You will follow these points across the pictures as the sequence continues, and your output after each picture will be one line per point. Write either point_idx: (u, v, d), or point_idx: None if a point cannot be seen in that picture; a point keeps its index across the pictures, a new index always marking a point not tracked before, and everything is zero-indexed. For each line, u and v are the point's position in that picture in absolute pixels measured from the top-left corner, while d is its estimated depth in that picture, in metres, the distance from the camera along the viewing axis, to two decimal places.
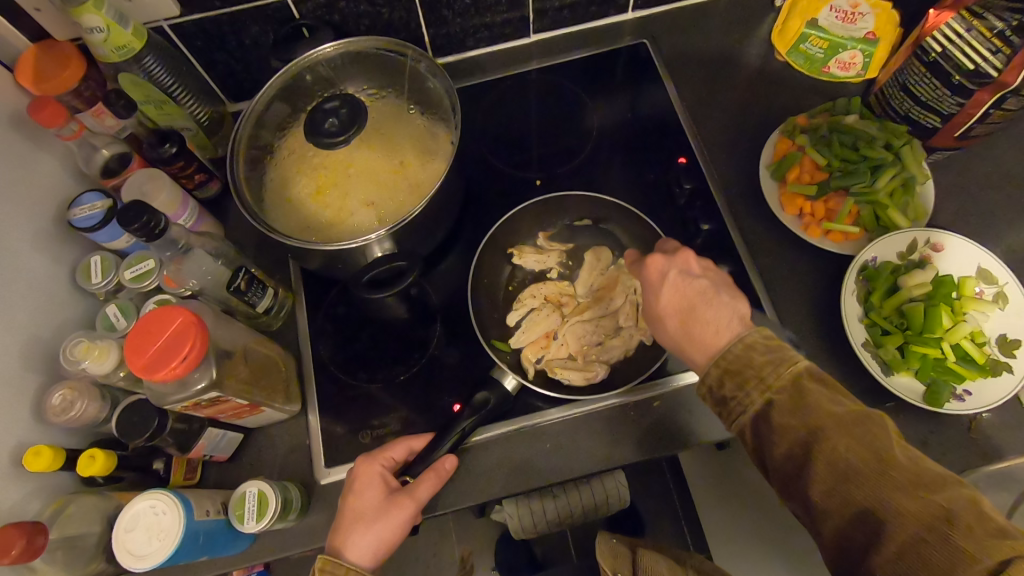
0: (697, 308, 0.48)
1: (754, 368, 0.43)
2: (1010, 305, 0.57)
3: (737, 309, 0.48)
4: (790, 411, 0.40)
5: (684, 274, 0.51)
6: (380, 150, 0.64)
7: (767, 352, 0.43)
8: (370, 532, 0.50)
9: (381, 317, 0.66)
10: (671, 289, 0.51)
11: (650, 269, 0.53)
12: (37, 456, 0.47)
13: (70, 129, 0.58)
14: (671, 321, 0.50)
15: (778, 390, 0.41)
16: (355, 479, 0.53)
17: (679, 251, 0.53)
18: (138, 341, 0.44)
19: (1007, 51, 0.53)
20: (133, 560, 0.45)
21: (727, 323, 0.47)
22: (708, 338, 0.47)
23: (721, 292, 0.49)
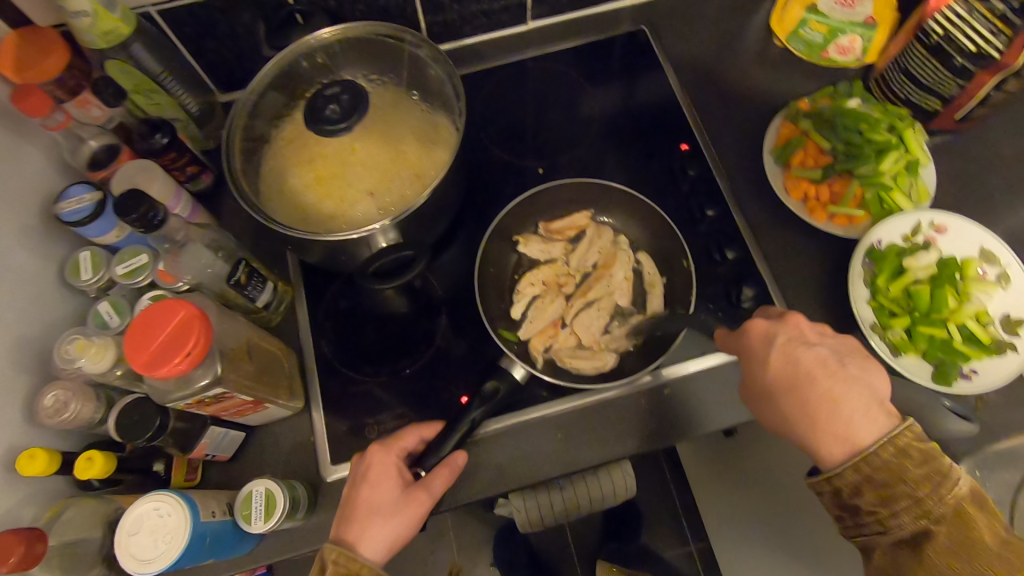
0: (821, 386, 0.44)
1: (907, 481, 0.40)
2: (1012, 285, 0.58)
3: (872, 390, 0.44)
4: (949, 547, 0.39)
5: (801, 341, 0.47)
6: (380, 137, 0.62)
7: (921, 461, 0.40)
8: (387, 528, 0.48)
9: (385, 310, 0.65)
10: (783, 357, 0.46)
11: (757, 334, 0.49)
12: (31, 460, 0.45)
13: (56, 119, 0.55)
14: (787, 397, 0.46)
15: (939, 519, 0.40)
16: (372, 470, 0.51)
17: (790, 316, 0.49)
18: (139, 337, 0.42)
19: (1008, 33, 0.54)
20: (138, 565, 0.43)
21: (865, 408, 0.42)
22: (839, 424, 0.42)
23: (847, 365, 0.45)
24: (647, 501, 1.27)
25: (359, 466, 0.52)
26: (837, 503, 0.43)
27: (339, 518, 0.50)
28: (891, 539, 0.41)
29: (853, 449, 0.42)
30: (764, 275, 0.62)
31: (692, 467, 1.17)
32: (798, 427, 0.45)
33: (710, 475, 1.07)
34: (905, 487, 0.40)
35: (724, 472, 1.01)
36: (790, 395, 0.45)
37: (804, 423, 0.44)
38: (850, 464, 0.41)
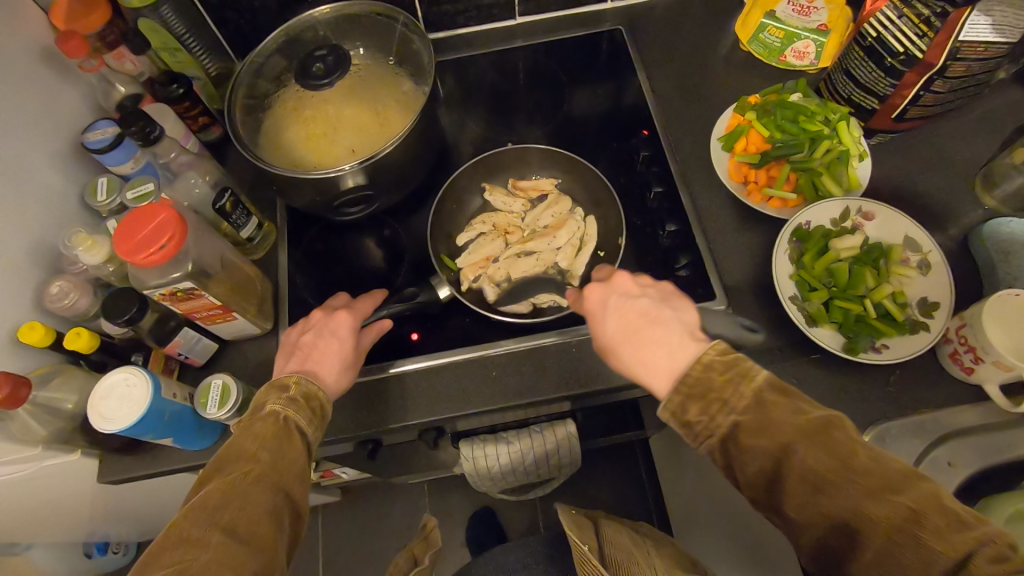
0: (648, 330, 0.47)
1: (714, 389, 0.42)
2: (932, 270, 0.61)
3: (683, 324, 0.47)
4: (757, 432, 0.40)
5: (625, 298, 0.50)
6: (363, 100, 0.71)
7: (725, 369, 0.43)
8: (349, 376, 0.55)
9: (356, 256, 0.72)
10: (614, 314, 0.50)
11: (591, 300, 0.52)
12: (31, 331, 0.53)
13: (90, 64, 0.66)
14: (621, 348, 0.49)
15: (742, 410, 0.41)
16: (345, 328, 0.57)
17: (616, 276, 0.53)
18: (126, 230, 0.50)
19: (930, 35, 0.58)
20: (103, 422, 0.50)
21: (675, 342, 0.46)
22: (664, 360, 0.45)
23: (664, 308, 0.48)
24: (620, 496, 1.29)
25: (329, 322, 0.56)
26: (677, 424, 0.44)
27: (303, 358, 0.53)
28: (714, 440, 0.42)
29: (672, 378, 0.44)
30: (700, 246, 0.66)
31: (664, 463, 1.19)
32: (636, 371, 0.47)
33: (678, 468, 1.09)
34: (712, 392, 0.42)
35: (686, 462, 1.03)
36: (626, 346, 0.48)
37: (641, 367, 0.47)
38: (672, 392, 0.44)
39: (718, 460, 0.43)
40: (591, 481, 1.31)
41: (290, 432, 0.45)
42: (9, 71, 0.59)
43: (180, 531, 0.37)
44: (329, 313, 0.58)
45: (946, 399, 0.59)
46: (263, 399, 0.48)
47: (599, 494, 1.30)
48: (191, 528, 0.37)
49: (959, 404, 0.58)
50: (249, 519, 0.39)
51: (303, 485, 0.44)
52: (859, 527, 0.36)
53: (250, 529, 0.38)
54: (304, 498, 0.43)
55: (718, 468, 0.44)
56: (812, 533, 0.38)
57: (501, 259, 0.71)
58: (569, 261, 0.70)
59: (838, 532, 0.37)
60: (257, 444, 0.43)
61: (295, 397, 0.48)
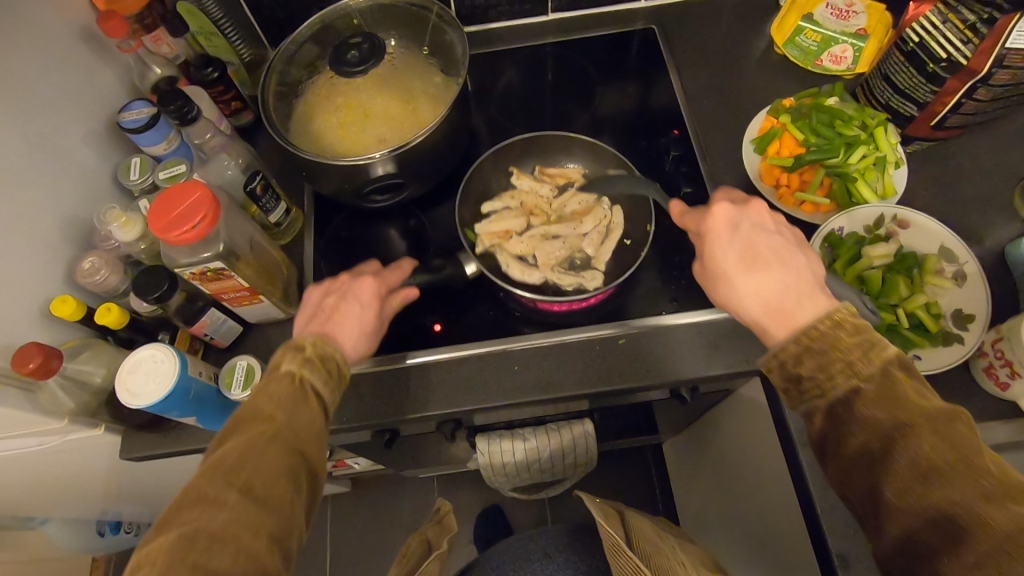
0: (775, 271, 0.47)
1: (838, 348, 0.42)
2: (967, 282, 0.60)
3: (813, 274, 0.47)
4: (876, 403, 0.39)
5: (758, 229, 0.49)
6: (396, 91, 0.71)
7: (854, 333, 0.42)
8: (369, 342, 0.55)
9: (381, 245, 0.72)
10: (743, 244, 0.49)
11: (718, 220, 0.50)
12: (63, 304, 0.54)
13: (128, 44, 0.67)
14: (740, 278, 0.48)
15: (865, 376, 0.40)
16: (368, 293, 0.57)
17: (751, 204, 0.51)
18: (162, 207, 0.51)
19: (976, 41, 0.57)
20: (130, 397, 0.51)
21: (807, 289, 0.45)
22: (787, 303, 0.45)
23: (796, 252, 0.48)
24: (631, 500, 1.28)
25: (352, 286, 0.56)
26: (777, 371, 0.44)
27: (325, 318, 0.53)
28: (824, 403, 0.42)
29: (793, 323, 0.44)
30: None
31: (678, 469, 1.18)
32: (746, 307, 0.47)
33: (693, 474, 1.08)
34: (835, 352, 0.42)
35: (701, 469, 1.02)
36: (747, 276, 0.47)
37: (757, 303, 0.46)
38: (790, 336, 0.44)
39: (819, 426, 0.43)
40: (601, 484, 1.30)
41: (306, 395, 0.45)
42: (51, 49, 0.60)
43: (202, 482, 0.38)
44: (354, 278, 0.57)
45: (979, 414, 0.57)
46: (278, 359, 0.47)
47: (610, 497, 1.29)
48: (207, 487, 0.38)
49: (991, 419, 0.57)
50: (270, 479, 0.39)
51: (320, 449, 0.44)
52: (965, 526, 0.34)
53: (268, 489, 0.39)
54: (320, 459, 0.43)
55: (816, 436, 0.43)
56: (902, 521, 0.37)
57: (522, 236, 0.70)
58: (594, 249, 0.69)
59: (936, 525, 0.35)
60: (273, 404, 0.43)
61: (310, 358, 0.47)
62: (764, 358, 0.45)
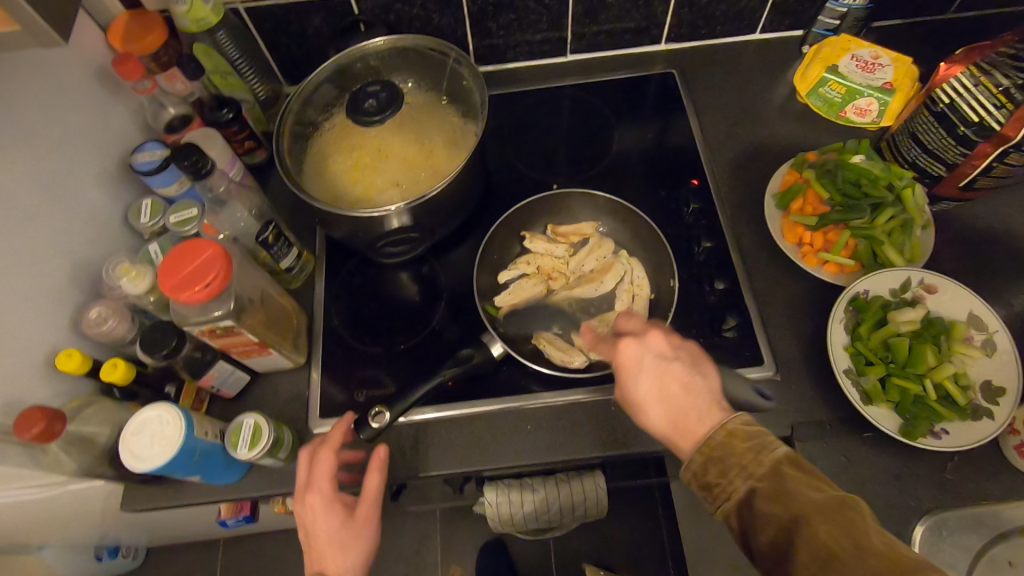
0: (678, 399, 0.45)
1: (734, 453, 0.41)
2: (998, 352, 0.58)
3: (714, 391, 0.45)
4: (769, 499, 0.38)
5: (660, 356, 0.48)
6: (412, 137, 0.69)
7: (748, 438, 0.41)
8: (364, 547, 0.52)
9: (393, 291, 0.71)
10: (649, 376, 0.47)
11: (624, 355, 0.48)
12: (68, 358, 0.52)
13: (144, 85, 0.66)
14: (653, 409, 0.46)
15: (760, 475, 0.39)
16: (324, 517, 0.51)
17: (651, 332, 0.49)
18: (172, 265, 0.50)
19: (1010, 106, 0.56)
20: (134, 460, 0.49)
21: (708, 411, 0.44)
22: (693, 425, 0.44)
23: (697, 376, 0.46)
24: (636, 537, 1.26)
25: (307, 516, 0.52)
26: (695, 485, 0.42)
27: (312, 560, 0.52)
28: (732, 504, 0.40)
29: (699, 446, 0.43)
30: (748, 308, 0.64)
31: (684, 510, 1.16)
32: (665, 433, 0.46)
33: (701, 520, 1.06)
34: (732, 458, 0.40)
35: (708, 515, 1.00)
36: (659, 405, 0.46)
37: (672, 428, 0.45)
38: (697, 456, 0.42)
39: (735, 529, 0.40)
40: (606, 519, 1.28)
41: None
42: (67, 94, 0.59)
43: None
44: (303, 500, 0.52)
45: (1008, 492, 0.56)
46: None
47: (614, 535, 1.27)
48: None
49: (1021, 498, 0.55)
50: None
51: None
52: None
53: None
54: None
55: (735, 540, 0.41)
56: None
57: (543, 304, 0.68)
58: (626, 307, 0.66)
59: None
60: None
61: None
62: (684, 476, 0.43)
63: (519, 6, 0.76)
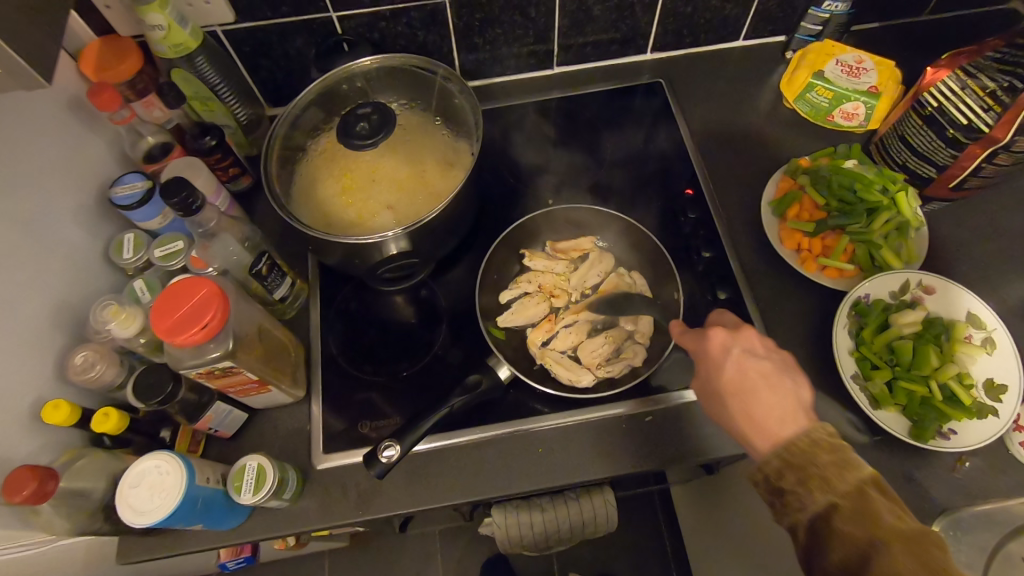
0: (758, 391, 0.48)
1: (817, 464, 0.43)
2: (997, 351, 0.59)
3: (799, 398, 0.48)
4: (853, 519, 0.39)
5: (747, 352, 0.51)
6: (404, 158, 0.68)
7: (831, 451, 0.43)
8: None
9: (391, 316, 0.69)
10: (733, 365, 0.51)
11: (713, 342, 0.53)
12: (55, 410, 0.49)
13: (121, 115, 0.62)
14: (732, 401, 0.50)
15: (843, 493, 0.41)
16: None
17: (743, 330, 0.53)
18: (166, 306, 0.47)
19: (998, 109, 0.57)
20: (133, 515, 0.46)
21: (790, 410, 0.47)
22: (771, 421, 0.47)
23: (784, 377, 0.49)
24: (638, 542, 1.27)
25: None
26: (765, 484, 0.45)
27: None
28: (803, 515, 0.42)
29: (776, 442, 0.46)
30: (752, 317, 0.64)
31: (686, 514, 1.16)
32: (738, 424, 0.49)
33: (703, 523, 1.06)
34: (813, 468, 0.42)
35: (711, 518, 1.00)
36: (739, 399, 0.49)
37: (746, 419, 0.48)
38: (773, 452, 0.45)
39: (801, 540, 0.42)
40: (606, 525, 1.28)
41: None
42: (39, 128, 0.56)
43: None
44: None
45: (1016, 487, 0.57)
46: None
47: (617, 542, 1.27)
48: None
49: None
50: None
51: None
52: None
53: None
54: None
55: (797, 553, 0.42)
56: None
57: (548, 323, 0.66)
58: (632, 324, 0.65)
59: None
60: None
61: None
62: (751, 472, 0.46)
63: (505, 21, 0.76)
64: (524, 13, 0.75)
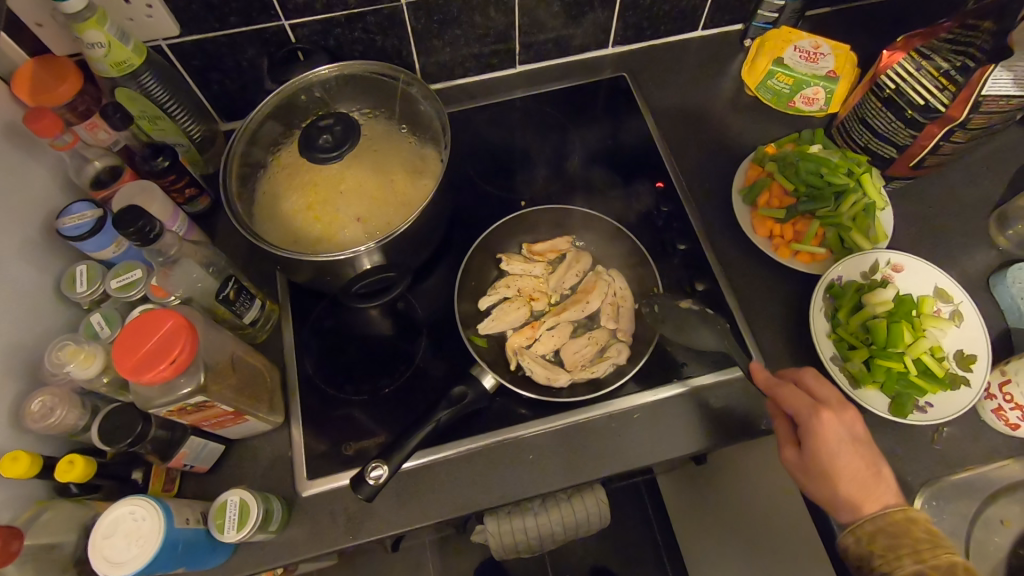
0: (867, 475, 0.49)
1: (912, 542, 0.45)
2: (965, 322, 0.61)
3: (893, 478, 0.50)
4: None
5: (856, 432, 0.50)
6: (370, 167, 0.66)
7: (925, 530, 0.46)
8: None
9: (367, 331, 0.67)
10: (844, 446, 0.49)
11: (826, 419, 0.49)
12: (14, 462, 0.46)
13: (63, 140, 0.59)
14: (844, 477, 0.49)
15: (934, 566, 0.44)
16: None
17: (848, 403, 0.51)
18: (129, 343, 0.44)
19: (952, 88, 0.58)
20: (109, 568, 0.43)
21: (893, 496, 0.49)
22: (877, 504, 0.48)
23: (880, 456, 0.50)
24: (628, 532, 1.28)
25: None
26: (854, 551, 0.48)
27: None
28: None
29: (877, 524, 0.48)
30: (731, 307, 0.65)
31: (673, 501, 1.17)
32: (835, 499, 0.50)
33: (692, 510, 1.07)
34: (909, 543, 0.46)
35: (699, 504, 1.02)
36: (850, 477, 0.49)
37: (851, 499, 0.49)
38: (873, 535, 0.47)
39: None
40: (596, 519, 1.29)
41: None
42: None
43: None
44: None
45: (991, 453, 0.59)
46: None
47: (608, 535, 1.27)
48: None
49: (1003, 458, 0.58)
50: None
51: None
52: None
53: None
54: None
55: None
56: None
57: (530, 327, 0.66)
58: (613, 322, 0.65)
59: None
60: None
61: None
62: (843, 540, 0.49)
63: (465, 21, 0.74)
64: (482, 13, 0.73)
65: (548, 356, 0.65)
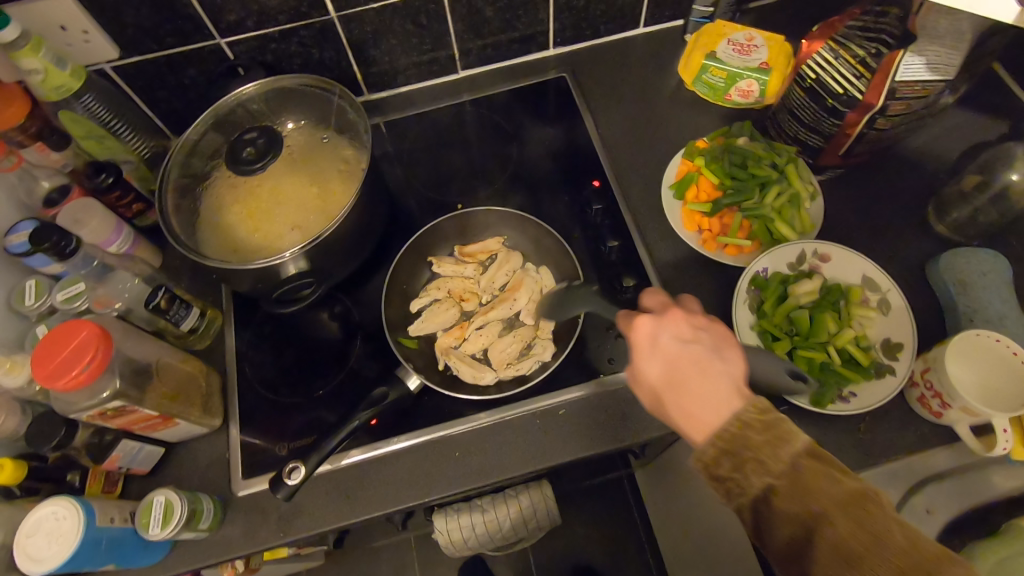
0: (690, 381, 0.43)
1: (749, 446, 0.38)
2: (892, 310, 0.61)
3: (734, 378, 0.42)
4: (793, 500, 0.36)
5: (677, 339, 0.45)
6: (303, 177, 0.68)
7: (765, 429, 0.38)
8: None
9: (305, 335, 0.69)
10: (660, 355, 0.45)
11: (637, 331, 0.47)
12: None
13: (8, 161, 0.62)
14: (660, 383, 0.45)
15: (779, 473, 0.37)
16: None
17: (669, 309, 0.48)
18: (44, 352, 0.47)
19: (868, 76, 0.58)
20: (32, 564, 0.46)
21: (725, 397, 0.41)
22: (703, 412, 0.41)
23: (713, 357, 0.43)
24: (610, 529, 1.28)
25: None
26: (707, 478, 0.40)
27: None
28: (746, 498, 0.38)
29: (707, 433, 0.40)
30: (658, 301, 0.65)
31: (650, 498, 1.17)
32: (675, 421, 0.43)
33: (664, 505, 1.07)
34: (745, 451, 0.38)
35: (669, 499, 1.02)
36: (674, 393, 0.43)
37: (680, 415, 0.42)
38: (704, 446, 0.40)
39: (748, 520, 0.39)
40: (578, 516, 1.29)
41: None
42: None
43: None
44: None
45: (918, 441, 0.58)
46: None
47: (590, 533, 1.28)
48: None
49: (930, 445, 0.58)
50: None
51: None
52: None
53: None
54: None
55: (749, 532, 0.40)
56: None
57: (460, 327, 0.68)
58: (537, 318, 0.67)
59: None
60: None
61: None
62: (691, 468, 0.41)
63: (398, 30, 0.76)
64: (414, 20, 0.75)
65: (477, 355, 0.67)
